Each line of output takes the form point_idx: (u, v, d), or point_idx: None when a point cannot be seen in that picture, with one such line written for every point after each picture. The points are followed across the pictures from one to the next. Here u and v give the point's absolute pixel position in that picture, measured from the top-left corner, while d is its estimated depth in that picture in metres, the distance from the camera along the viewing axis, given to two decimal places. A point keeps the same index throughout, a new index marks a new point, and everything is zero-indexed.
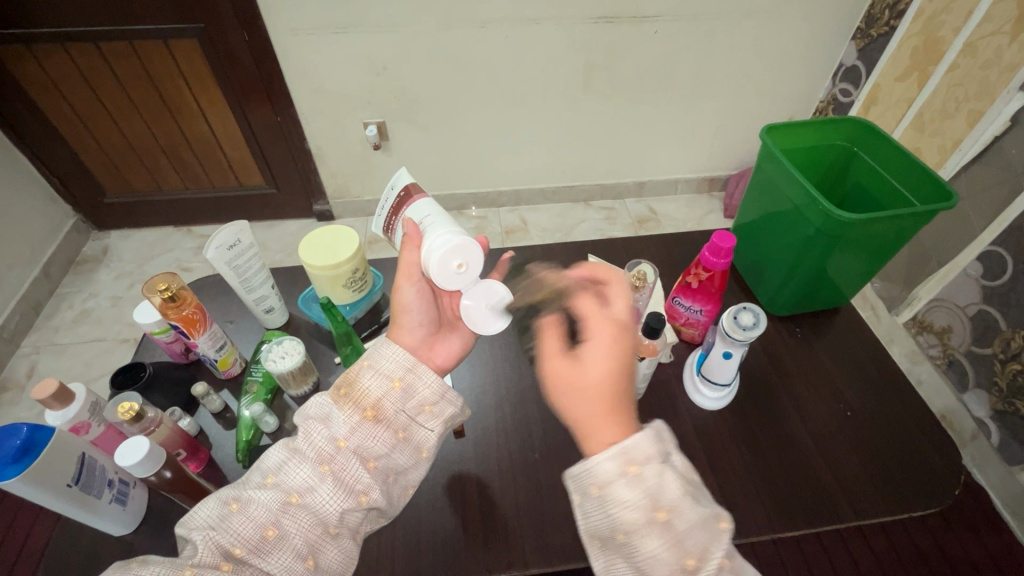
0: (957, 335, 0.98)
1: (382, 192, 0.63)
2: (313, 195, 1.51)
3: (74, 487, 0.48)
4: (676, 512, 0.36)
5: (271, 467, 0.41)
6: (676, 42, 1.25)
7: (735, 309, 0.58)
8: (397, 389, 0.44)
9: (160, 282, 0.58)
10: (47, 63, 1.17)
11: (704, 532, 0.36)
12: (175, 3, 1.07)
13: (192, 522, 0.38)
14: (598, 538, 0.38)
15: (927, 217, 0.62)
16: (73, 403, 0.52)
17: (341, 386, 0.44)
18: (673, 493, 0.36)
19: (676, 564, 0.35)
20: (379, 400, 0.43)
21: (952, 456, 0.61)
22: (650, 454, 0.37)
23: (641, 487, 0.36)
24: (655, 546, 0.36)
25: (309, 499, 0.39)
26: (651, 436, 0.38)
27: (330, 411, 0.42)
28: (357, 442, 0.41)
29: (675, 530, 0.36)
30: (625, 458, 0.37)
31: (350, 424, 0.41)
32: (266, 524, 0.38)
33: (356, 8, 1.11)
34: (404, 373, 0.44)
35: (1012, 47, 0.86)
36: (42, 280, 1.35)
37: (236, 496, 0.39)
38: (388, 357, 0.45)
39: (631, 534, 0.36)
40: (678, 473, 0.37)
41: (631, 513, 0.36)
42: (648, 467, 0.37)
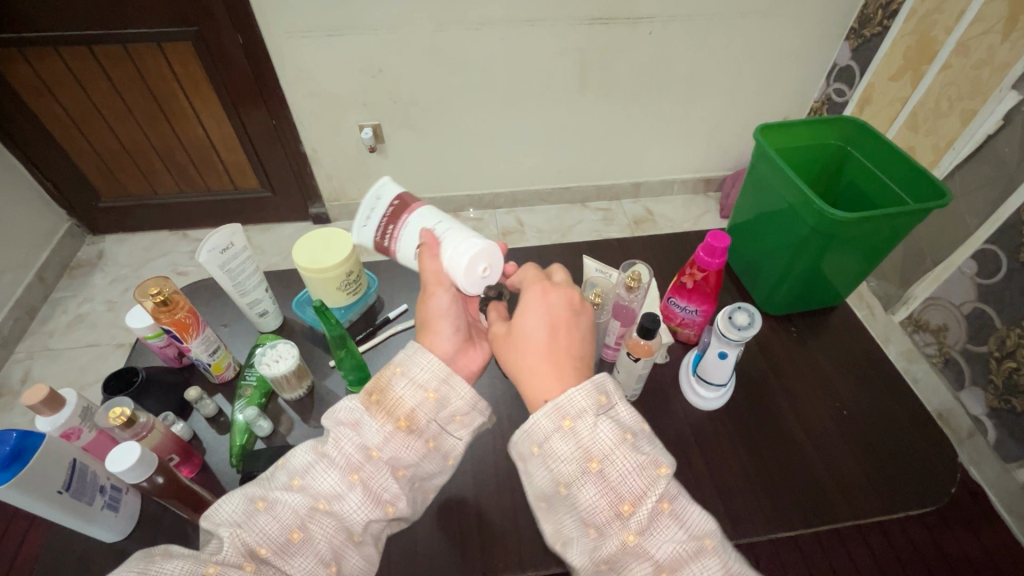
0: (952, 333, 0.98)
1: (368, 201, 0.60)
2: (308, 198, 1.51)
3: (65, 493, 0.48)
4: (609, 460, 0.36)
5: (298, 470, 0.40)
6: (670, 43, 1.25)
7: (730, 309, 0.58)
8: (431, 401, 0.43)
9: (152, 286, 0.57)
10: (40, 67, 1.17)
11: (641, 478, 0.35)
12: (168, 7, 1.07)
13: (217, 517, 0.37)
14: (546, 501, 0.39)
15: (921, 215, 0.62)
16: (63, 409, 0.52)
17: (372, 392, 0.43)
18: (606, 442, 0.37)
19: (612, 511, 0.35)
20: (413, 410, 0.42)
21: (949, 455, 0.60)
22: (584, 407, 0.38)
23: (575, 439, 0.37)
24: (591, 496, 0.36)
25: (337, 506, 0.39)
26: (585, 387, 0.39)
27: (361, 418, 0.42)
28: (390, 452, 0.41)
29: (608, 478, 0.36)
30: (559, 413, 0.38)
31: (383, 433, 0.41)
32: (292, 526, 0.37)
33: (350, 11, 1.11)
34: (437, 384, 0.43)
35: (1004, 46, 0.86)
36: (36, 285, 1.34)
37: (263, 496, 0.38)
38: (421, 366, 0.44)
39: (570, 486, 0.37)
40: (614, 422, 0.38)
41: (566, 465, 0.37)
42: (581, 420, 0.38)
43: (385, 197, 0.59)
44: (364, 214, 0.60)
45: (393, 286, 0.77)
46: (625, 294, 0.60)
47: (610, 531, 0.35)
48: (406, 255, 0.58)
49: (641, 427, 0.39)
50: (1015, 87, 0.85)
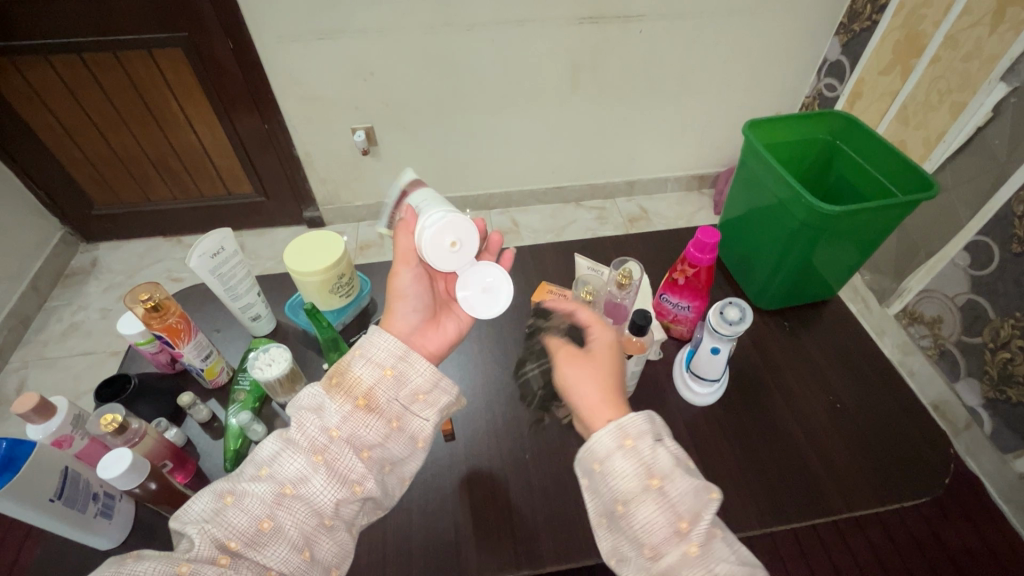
0: (947, 325, 0.98)
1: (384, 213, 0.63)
2: (303, 202, 1.51)
3: (57, 501, 0.47)
4: (669, 479, 0.38)
5: (265, 459, 0.40)
6: (661, 41, 1.25)
7: (720, 304, 0.58)
8: (390, 377, 0.44)
9: (143, 292, 0.57)
10: (31, 76, 1.17)
11: (696, 500, 0.37)
12: (158, 13, 1.07)
13: (186, 515, 0.38)
14: (600, 513, 0.41)
15: (910, 207, 0.62)
16: (54, 417, 0.52)
17: (332, 375, 0.44)
18: (665, 463, 0.39)
19: (671, 528, 0.37)
20: (372, 389, 0.43)
21: (942, 445, 0.61)
22: (642, 430, 0.40)
23: (634, 457, 0.39)
24: (650, 513, 0.37)
25: (304, 490, 0.39)
26: (644, 415, 0.41)
27: (323, 402, 0.42)
28: (352, 431, 0.42)
29: (668, 495, 0.38)
30: (620, 432, 0.40)
31: (343, 413, 0.42)
32: (261, 516, 0.37)
33: (340, 14, 1.11)
34: (395, 361, 0.45)
35: (992, 39, 0.86)
36: (31, 293, 1.34)
37: (230, 489, 0.39)
38: (379, 346, 0.45)
39: (629, 503, 0.38)
40: (668, 450, 0.40)
41: (627, 483, 0.38)
42: (642, 440, 0.39)
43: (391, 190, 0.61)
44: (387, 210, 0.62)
45: (386, 287, 0.77)
46: (616, 292, 0.60)
47: (669, 547, 0.36)
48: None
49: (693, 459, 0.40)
50: (1004, 79, 0.85)
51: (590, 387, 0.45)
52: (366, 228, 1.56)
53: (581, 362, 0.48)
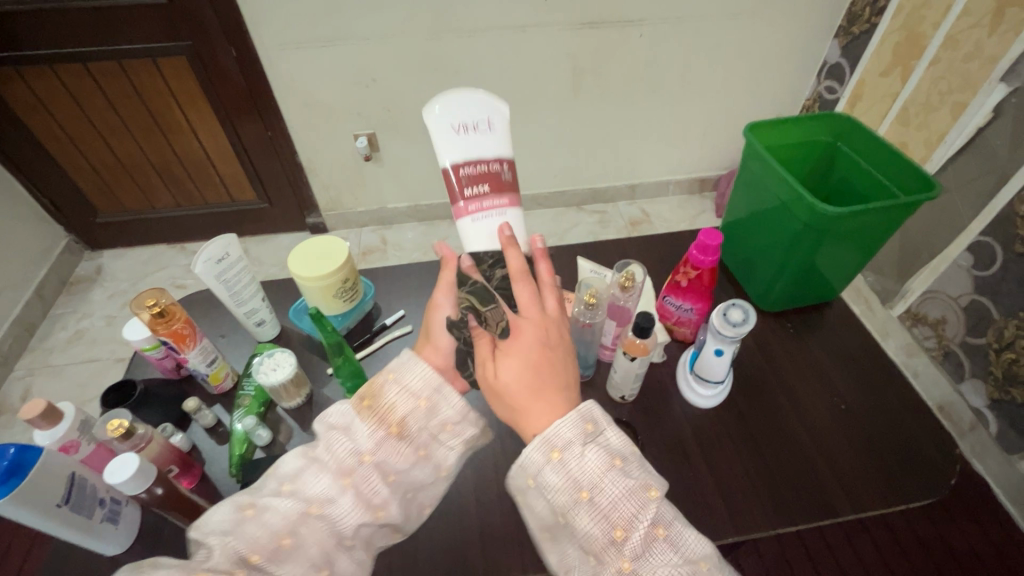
0: (951, 326, 0.98)
1: (451, 112, 0.47)
2: (305, 208, 1.51)
3: (64, 507, 0.48)
4: (598, 490, 0.36)
5: (289, 475, 0.41)
6: (661, 46, 1.26)
7: (724, 306, 0.59)
8: (423, 408, 0.43)
9: (149, 298, 0.58)
10: (36, 84, 1.18)
11: (632, 504, 0.36)
12: (162, 21, 1.08)
13: (205, 525, 0.38)
14: (550, 521, 0.40)
15: (912, 208, 0.62)
16: (62, 422, 0.53)
17: (363, 398, 0.43)
18: (593, 473, 0.37)
19: (608, 537, 0.36)
20: (403, 418, 0.42)
21: (949, 448, 0.60)
22: (570, 438, 0.38)
23: (562, 472, 0.37)
24: (586, 525, 0.36)
25: (329, 511, 0.39)
26: (573, 421, 0.38)
27: (351, 423, 0.42)
28: (382, 457, 0.41)
29: (599, 506, 0.36)
30: (546, 444, 0.38)
31: (374, 441, 0.41)
32: (283, 533, 0.38)
33: (342, 22, 1.12)
34: (430, 392, 0.43)
35: (992, 40, 0.87)
36: (35, 301, 1.35)
37: (253, 502, 0.39)
38: (415, 374, 0.44)
39: (566, 515, 0.37)
40: (602, 449, 0.38)
41: (558, 496, 0.37)
42: (569, 450, 0.37)
43: (490, 138, 0.48)
44: (462, 121, 0.47)
45: (389, 292, 0.77)
46: (619, 294, 0.60)
47: (606, 557, 0.35)
48: (473, 229, 0.48)
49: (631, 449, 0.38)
50: (1004, 79, 0.86)
51: (523, 393, 0.40)
52: (368, 234, 1.57)
53: (506, 357, 0.41)
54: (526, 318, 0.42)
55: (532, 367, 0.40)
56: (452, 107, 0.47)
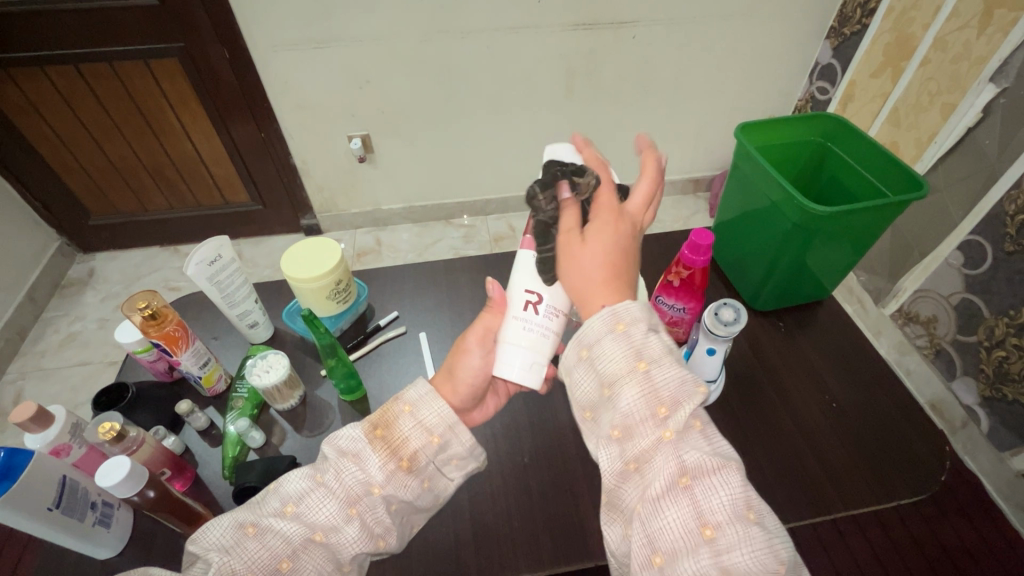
0: (942, 325, 0.99)
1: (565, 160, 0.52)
2: (300, 209, 1.51)
3: (56, 510, 0.47)
4: (655, 364, 0.37)
5: (292, 496, 0.40)
6: (654, 47, 1.26)
7: (716, 306, 0.59)
8: (434, 444, 0.43)
9: (140, 300, 0.58)
10: (27, 86, 1.17)
11: (681, 389, 0.36)
12: (154, 23, 1.08)
13: (205, 540, 0.38)
14: (585, 404, 0.40)
15: (901, 207, 0.63)
16: (52, 426, 0.52)
17: (376, 425, 0.43)
18: (655, 350, 0.37)
19: (650, 413, 0.35)
20: (415, 452, 0.43)
21: (939, 444, 0.61)
22: (638, 317, 0.38)
23: (625, 342, 0.38)
24: (631, 399, 0.36)
25: (332, 537, 0.39)
26: (641, 305, 0.40)
27: (361, 449, 0.42)
28: (390, 489, 0.41)
29: (651, 380, 0.36)
30: (614, 317, 0.39)
31: (385, 471, 0.41)
32: (283, 556, 0.38)
33: (335, 23, 1.12)
34: (444, 429, 0.44)
35: (980, 41, 0.88)
36: (27, 304, 1.34)
37: (255, 522, 0.39)
38: (431, 410, 0.44)
39: (613, 387, 0.37)
40: (659, 341, 0.38)
41: (612, 365, 0.37)
42: (634, 325, 0.38)
43: None
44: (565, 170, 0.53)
45: (383, 293, 0.77)
46: None
47: (644, 430, 0.35)
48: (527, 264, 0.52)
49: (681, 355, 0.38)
50: (992, 80, 0.87)
51: (591, 265, 0.42)
52: (363, 235, 1.56)
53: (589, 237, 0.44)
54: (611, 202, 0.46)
55: (615, 239, 0.43)
56: (561, 155, 0.52)
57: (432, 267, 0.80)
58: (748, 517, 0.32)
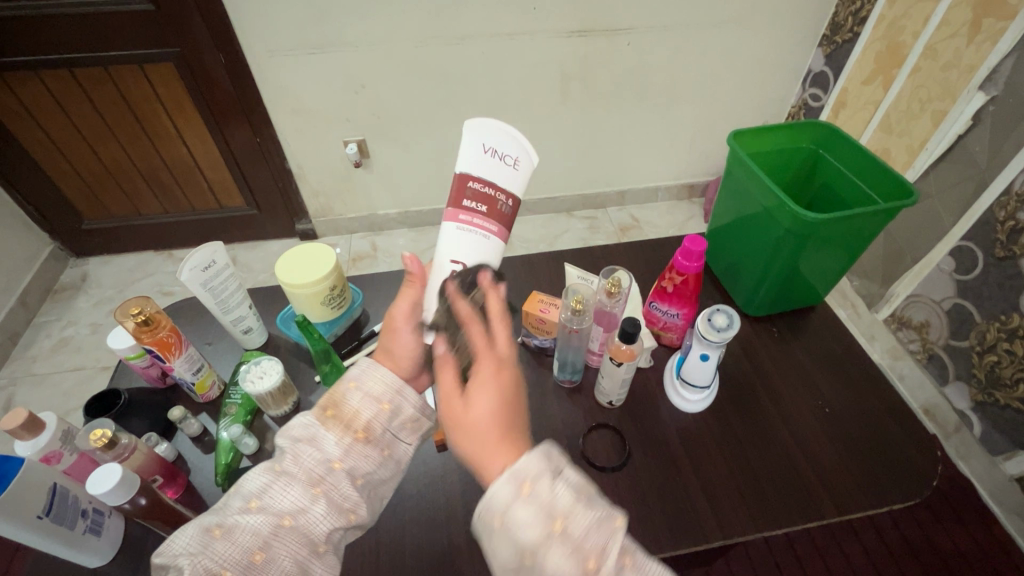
0: (934, 330, 1.00)
1: (487, 132, 0.48)
2: (295, 214, 1.51)
3: (46, 518, 0.47)
4: (571, 518, 0.35)
5: (254, 491, 0.40)
6: (648, 54, 1.28)
7: (708, 312, 0.59)
8: (387, 412, 0.45)
9: (134, 306, 0.57)
10: (21, 90, 1.17)
11: (601, 531, 0.35)
12: (149, 28, 1.08)
13: (172, 550, 0.38)
14: (509, 574, 0.35)
15: (892, 213, 0.63)
16: (43, 432, 0.52)
17: (327, 407, 0.45)
18: (564, 501, 0.35)
19: (579, 569, 0.34)
20: (369, 422, 0.45)
21: (931, 450, 0.61)
22: (539, 470, 0.36)
23: (536, 505, 0.35)
24: (558, 560, 0.34)
25: (302, 521, 0.40)
26: (539, 453, 0.37)
27: (317, 432, 0.43)
28: (351, 462, 0.43)
29: (572, 536, 0.34)
30: (516, 479, 0.35)
31: (343, 446, 0.43)
32: (254, 548, 0.38)
33: (332, 28, 1.12)
34: (391, 396, 0.46)
35: (969, 50, 0.89)
36: (19, 309, 1.33)
37: (220, 522, 0.39)
38: (375, 380, 0.46)
39: (535, 554, 0.34)
40: (567, 482, 0.36)
41: (530, 532, 0.34)
42: (540, 482, 0.36)
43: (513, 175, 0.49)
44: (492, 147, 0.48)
45: (378, 298, 0.77)
46: (606, 301, 0.61)
47: None
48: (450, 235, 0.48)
49: (580, 492, 0.36)
50: (982, 88, 0.88)
51: (479, 422, 0.38)
52: (359, 240, 1.56)
53: (472, 393, 0.39)
54: (499, 348, 0.42)
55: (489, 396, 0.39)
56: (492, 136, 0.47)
57: None
58: None
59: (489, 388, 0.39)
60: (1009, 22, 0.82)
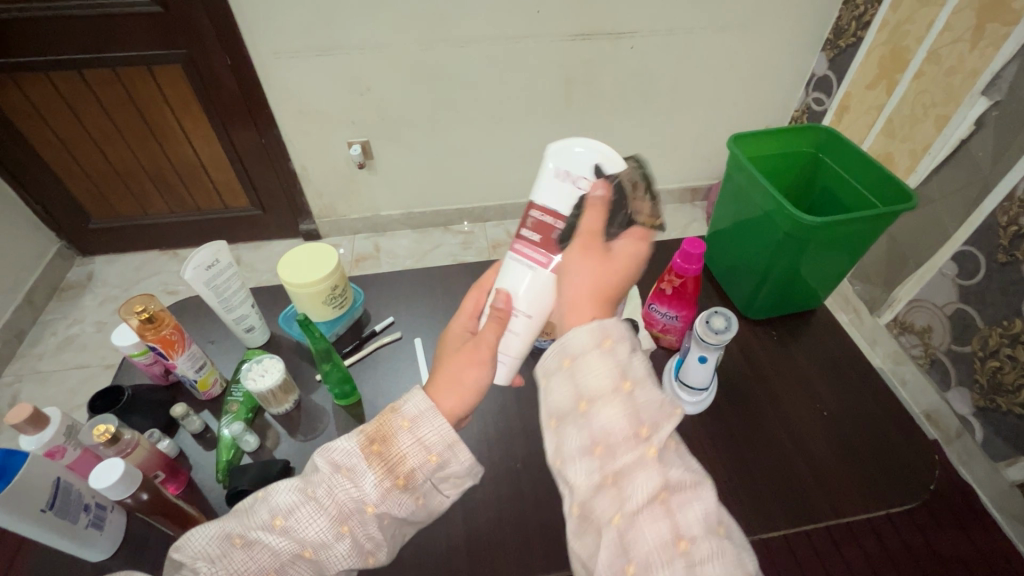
0: (936, 335, 0.99)
1: (558, 158, 0.49)
2: (299, 215, 1.52)
3: (49, 511, 0.47)
4: (638, 385, 0.37)
5: (281, 509, 0.40)
6: (651, 57, 1.28)
7: (708, 313, 0.60)
8: (432, 463, 0.42)
9: (138, 304, 0.58)
10: (30, 90, 1.18)
11: (659, 410, 0.37)
12: (157, 29, 1.09)
13: (193, 546, 0.39)
14: (558, 416, 0.38)
15: (892, 217, 0.64)
16: (48, 427, 0.53)
17: (374, 440, 0.42)
18: (638, 371, 0.38)
19: (632, 431, 0.35)
20: (413, 470, 0.41)
21: (929, 453, 0.61)
22: (625, 336, 0.39)
23: (612, 360, 0.37)
24: (613, 415, 0.36)
25: (321, 553, 0.40)
26: (626, 325, 0.40)
27: (357, 465, 0.41)
28: (384, 507, 0.41)
29: (634, 400, 0.36)
30: (600, 333, 0.39)
31: (379, 489, 0.41)
32: (270, 569, 0.39)
33: (337, 31, 1.13)
34: (443, 448, 0.42)
35: (973, 55, 0.89)
36: (25, 307, 1.34)
37: (242, 534, 0.39)
38: (431, 427, 0.42)
39: (594, 401, 0.36)
40: (640, 361, 0.39)
41: (598, 381, 0.37)
42: (620, 343, 0.39)
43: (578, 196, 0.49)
44: (565, 170, 0.49)
45: (380, 298, 0.78)
46: None
47: (626, 447, 0.35)
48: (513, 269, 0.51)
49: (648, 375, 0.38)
50: (985, 93, 0.88)
51: (587, 278, 0.44)
52: (362, 241, 1.57)
53: (592, 254, 0.46)
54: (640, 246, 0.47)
55: (618, 261, 0.46)
56: (562, 159, 0.49)
57: (429, 273, 0.81)
58: (718, 531, 0.33)
59: (607, 262, 0.45)
60: (1012, 28, 0.82)
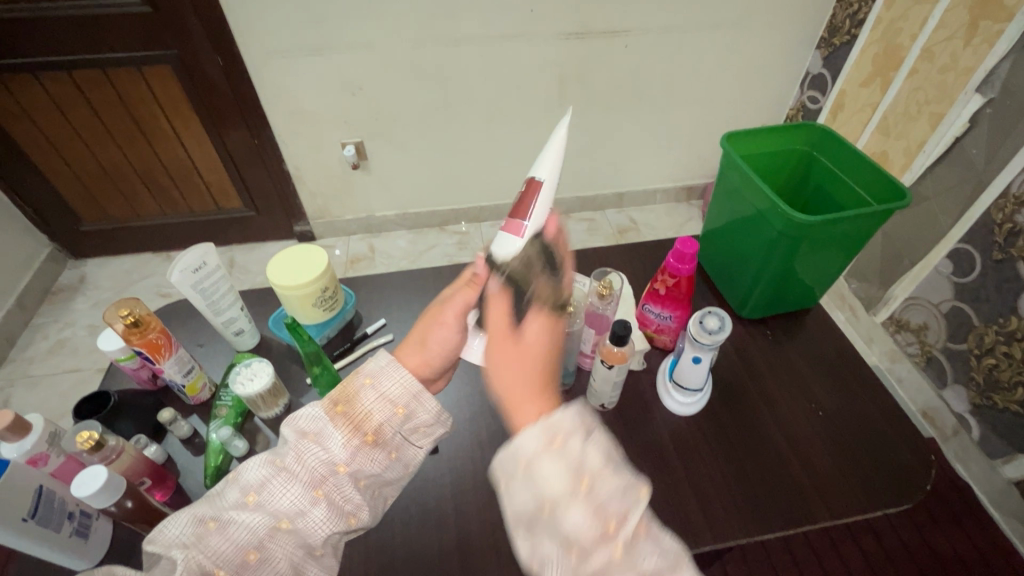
0: (933, 332, 0.99)
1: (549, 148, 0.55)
2: (293, 216, 1.51)
3: (31, 521, 0.47)
4: (598, 479, 0.34)
5: (252, 485, 0.41)
6: (646, 56, 1.28)
7: (701, 314, 0.60)
8: (399, 415, 0.46)
9: (123, 306, 0.57)
10: (19, 91, 1.17)
11: (625, 498, 0.33)
12: (147, 30, 1.08)
13: (165, 538, 0.37)
14: (522, 521, 0.35)
15: (887, 214, 0.63)
16: (30, 435, 0.52)
17: (338, 402, 0.45)
18: (594, 462, 0.34)
19: (598, 531, 0.32)
20: (380, 425, 0.45)
21: (923, 451, 0.61)
22: (573, 427, 0.35)
23: (563, 460, 0.34)
24: (576, 519, 0.33)
25: (298, 523, 0.40)
26: (574, 411, 0.36)
27: (324, 428, 0.44)
28: (355, 465, 0.43)
29: (595, 497, 0.33)
30: (549, 432, 0.35)
31: (349, 449, 0.43)
32: (249, 547, 0.38)
33: (329, 31, 1.12)
34: (407, 400, 0.46)
35: (966, 52, 0.88)
36: (17, 310, 1.33)
37: (215, 516, 0.39)
38: (391, 380, 0.46)
39: (554, 507, 0.33)
40: (596, 446, 0.35)
41: (554, 484, 0.33)
42: (571, 439, 0.35)
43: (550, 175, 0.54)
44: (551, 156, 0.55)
45: (371, 300, 0.77)
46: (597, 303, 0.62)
47: (596, 550, 0.32)
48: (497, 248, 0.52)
49: (606, 459, 0.35)
50: (978, 90, 0.87)
51: (512, 377, 0.40)
52: (356, 242, 1.56)
53: (507, 349, 0.41)
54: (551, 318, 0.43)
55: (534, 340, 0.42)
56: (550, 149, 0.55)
57: (421, 274, 0.80)
58: None
59: (518, 356, 0.41)
60: (1006, 25, 0.82)
